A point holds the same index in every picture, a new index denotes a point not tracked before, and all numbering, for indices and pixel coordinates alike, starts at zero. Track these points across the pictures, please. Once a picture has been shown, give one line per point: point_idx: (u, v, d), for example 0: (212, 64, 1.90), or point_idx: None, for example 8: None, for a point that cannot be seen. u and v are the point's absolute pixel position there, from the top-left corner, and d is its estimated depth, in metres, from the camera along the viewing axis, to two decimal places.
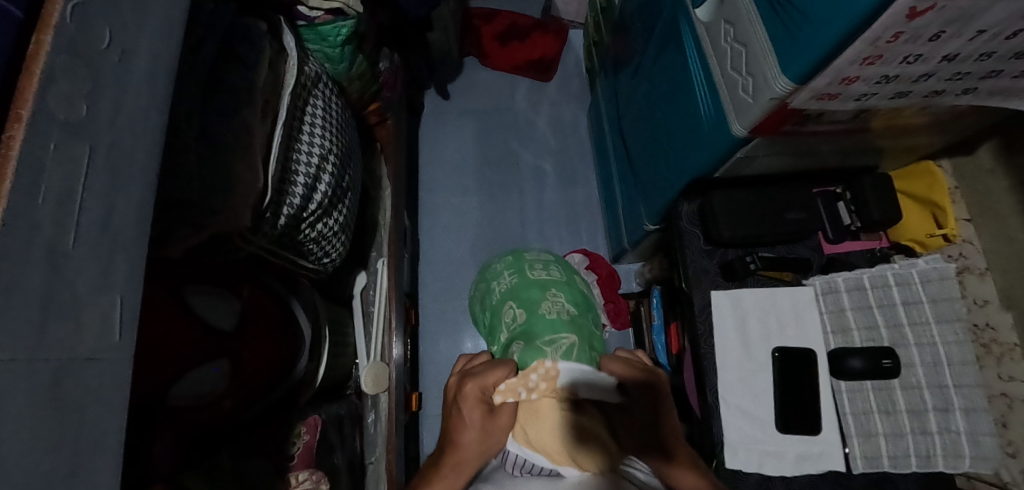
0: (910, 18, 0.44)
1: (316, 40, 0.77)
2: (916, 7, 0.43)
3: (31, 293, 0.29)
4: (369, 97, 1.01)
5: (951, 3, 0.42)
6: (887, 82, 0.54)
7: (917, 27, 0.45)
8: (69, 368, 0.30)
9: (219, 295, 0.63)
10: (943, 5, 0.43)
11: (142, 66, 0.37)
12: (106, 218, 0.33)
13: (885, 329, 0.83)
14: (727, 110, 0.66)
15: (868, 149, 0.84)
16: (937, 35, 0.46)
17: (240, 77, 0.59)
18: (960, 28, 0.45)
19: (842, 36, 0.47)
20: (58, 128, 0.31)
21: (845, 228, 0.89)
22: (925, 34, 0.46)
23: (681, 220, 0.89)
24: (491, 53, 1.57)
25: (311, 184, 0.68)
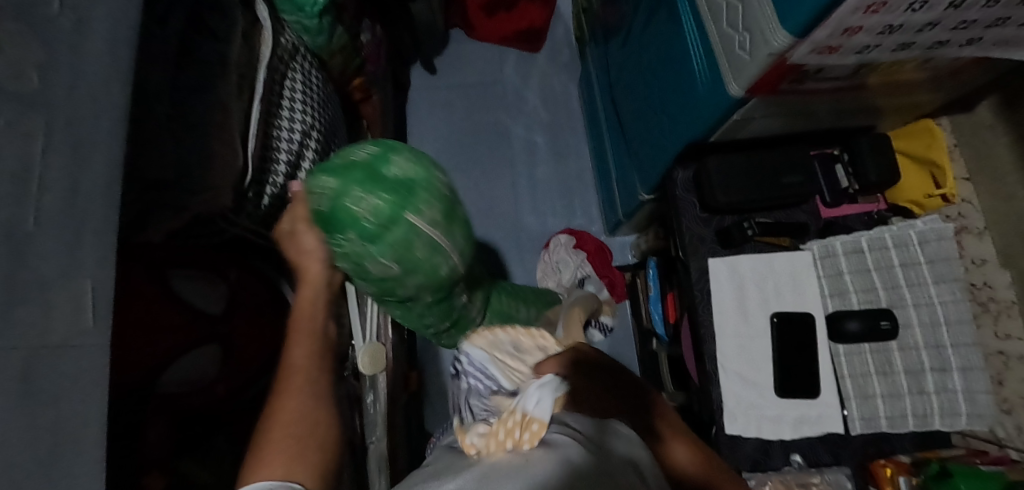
0: None
1: (291, 11, 0.73)
2: None
3: None
4: (352, 72, 0.98)
5: None
6: (889, 33, 0.52)
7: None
8: (40, 356, 0.29)
9: (208, 280, 0.62)
10: None
11: (103, 35, 0.35)
12: (69, 199, 0.31)
13: (882, 291, 0.82)
14: (723, 69, 0.64)
15: (866, 108, 0.83)
16: None
17: (211, 49, 0.56)
18: None
19: None
20: (11, 102, 0.30)
21: (843, 192, 0.88)
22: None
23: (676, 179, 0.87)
24: (477, 25, 1.49)
25: (294, 161, 0.66)
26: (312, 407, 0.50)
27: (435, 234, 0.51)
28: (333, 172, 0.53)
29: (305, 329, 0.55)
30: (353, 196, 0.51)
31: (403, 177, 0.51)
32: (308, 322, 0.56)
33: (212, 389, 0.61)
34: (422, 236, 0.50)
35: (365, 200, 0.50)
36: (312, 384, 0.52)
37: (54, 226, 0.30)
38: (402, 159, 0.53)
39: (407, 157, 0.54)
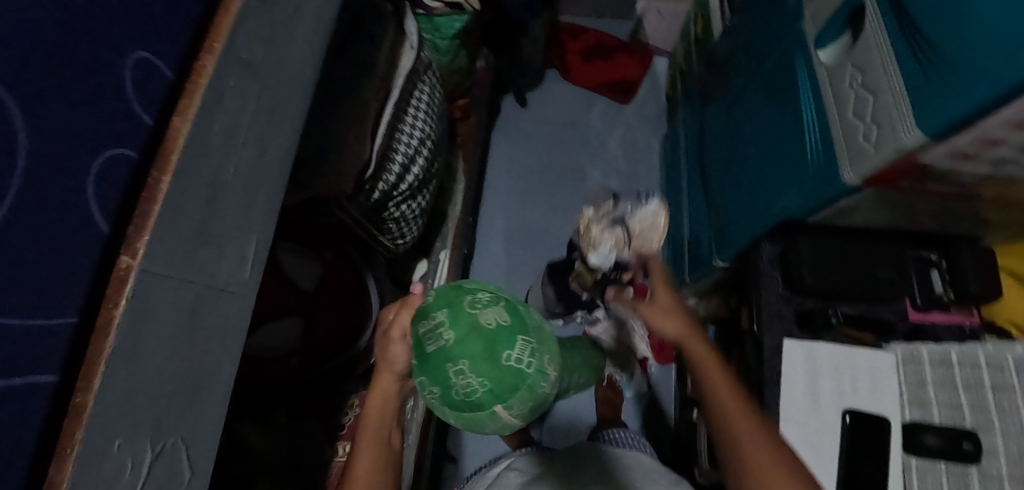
0: None
1: (430, 30, 0.79)
2: None
3: (190, 216, 0.29)
4: (460, 92, 1.02)
5: None
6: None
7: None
8: (204, 296, 0.30)
9: (304, 256, 0.65)
10: None
11: (309, 24, 0.39)
12: (255, 163, 0.34)
13: (969, 410, 0.75)
14: (840, 155, 0.64)
15: (976, 218, 0.80)
16: None
17: (365, 51, 0.61)
18: None
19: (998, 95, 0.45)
20: (237, 68, 0.31)
21: (936, 298, 0.85)
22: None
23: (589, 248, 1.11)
24: (573, 67, 1.57)
25: (406, 164, 0.69)
26: (378, 468, 0.54)
27: (513, 425, 0.38)
28: (446, 312, 0.36)
29: (382, 386, 0.50)
30: (456, 363, 0.34)
31: (535, 333, 0.38)
32: (389, 382, 0.49)
33: (285, 361, 0.63)
34: (497, 425, 0.36)
35: (463, 374, 0.34)
36: (380, 451, 0.55)
37: (239, 181, 0.33)
38: (529, 347, 0.36)
39: (533, 344, 0.36)
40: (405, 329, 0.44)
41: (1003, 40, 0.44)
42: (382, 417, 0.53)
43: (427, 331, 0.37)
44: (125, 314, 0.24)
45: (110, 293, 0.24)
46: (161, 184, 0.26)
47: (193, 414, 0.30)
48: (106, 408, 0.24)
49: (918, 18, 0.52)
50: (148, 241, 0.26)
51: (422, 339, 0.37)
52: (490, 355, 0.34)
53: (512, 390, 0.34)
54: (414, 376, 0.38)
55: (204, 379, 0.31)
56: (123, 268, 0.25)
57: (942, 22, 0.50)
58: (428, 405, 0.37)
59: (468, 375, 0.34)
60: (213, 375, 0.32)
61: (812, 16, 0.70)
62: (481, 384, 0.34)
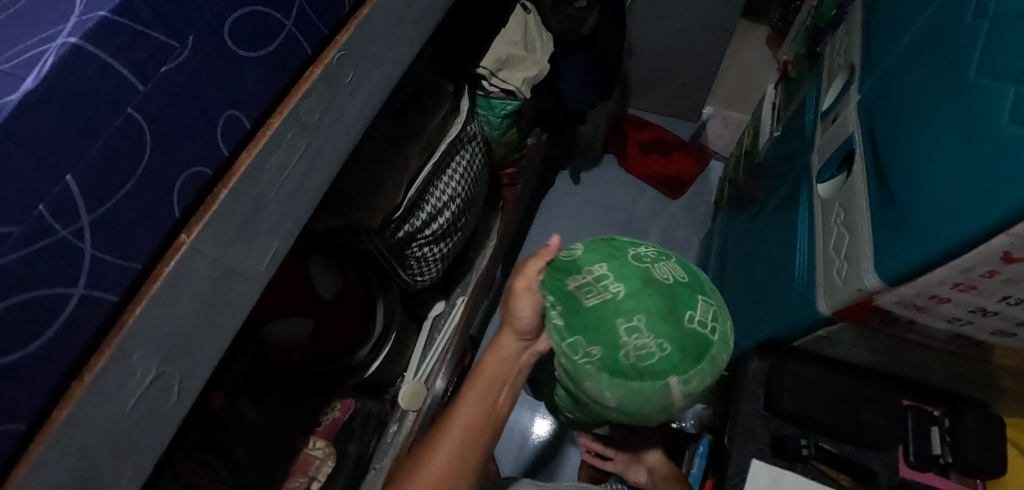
0: (1005, 261, 0.46)
1: (485, 109, 0.93)
2: (1011, 252, 0.45)
3: (234, 220, 0.41)
4: (508, 161, 1.15)
5: None
6: (982, 315, 0.54)
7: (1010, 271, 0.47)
8: (227, 278, 0.42)
9: (331, 270, 0.78)
10: None
11: (362, 100, 0.53)
12: (291, 193, 0.46)
13: None
14: (818, 286, 0.68)
15: (977, 379, 0.78)
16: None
17: (418, 121, 0.77)
18: None
19: (932, 256, 0.49)
20: (296, 127, 0.45)
21: (932, 458, 0.79)
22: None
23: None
24: (630, 157, 1.68)
25: (433, 214, 0.81)
26: (479, 423, 0.62)
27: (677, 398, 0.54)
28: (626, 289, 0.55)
29: (506, 344, 0.63)
30: (632, 320, 0.53)
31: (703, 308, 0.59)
32: (512, 339, 0.63)
33: (290, 353, 0.75)
34: (665, 395, 0.53)
35: (644, 333, 0.52)
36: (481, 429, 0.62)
37: (277, 202, 0.45)
38: (705, 318, 0.55)
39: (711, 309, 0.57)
40: (529, 282, 0.59)
41: (937, 206, 0.49)
42: (498, 377, 0.64)
43: (590, 293, 0.56)
44: (173, 270, 0.37)
45: (167, 257, 0.37)
46: (221, 192, 0.40)
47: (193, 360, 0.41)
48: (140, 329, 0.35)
49: (888, 174, 0.58)
50: (201, 229, 0.39)
51: (585, 293, 0.56)
52: (677, 316, 0.54)
53: (696, 359, 0.53)
54: (576, 337, 0.56)
55: (213, 332, 0.41)
56: (181, 242, 0.38)
57: (901, 181, 0.55)
58: (595, 366, 0.54)
59: (643, 338, 0.52)
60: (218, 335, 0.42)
61: (819, 155, 0.77)
62: (659, 347, 0.52)
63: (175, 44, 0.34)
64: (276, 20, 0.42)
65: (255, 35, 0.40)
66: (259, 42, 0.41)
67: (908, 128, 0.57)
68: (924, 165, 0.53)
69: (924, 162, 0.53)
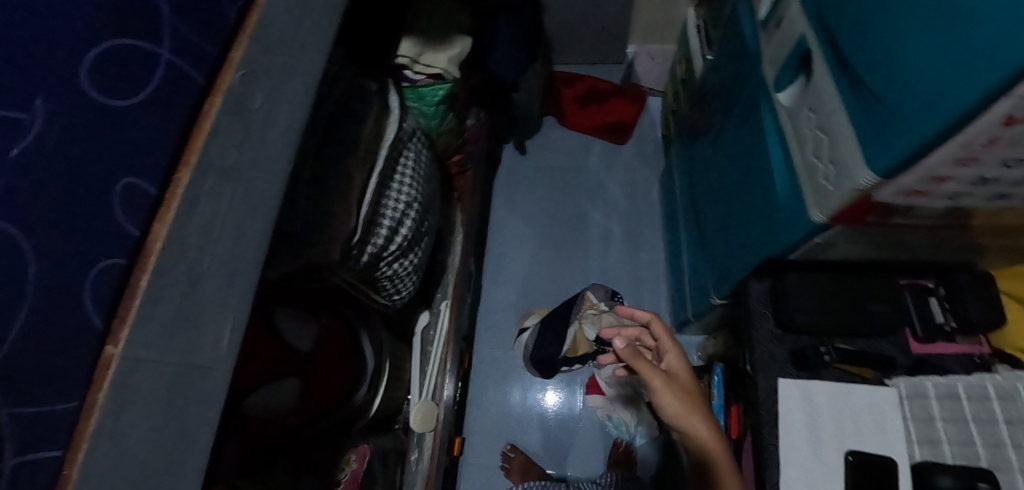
0: (955, 163, 0.46)
1: (415, 99, 0.85)
2: (960, 159, 0.46)
3: (165, 307, 0.33)
4: (454, 149, 1.09)
5: (1007, 135, 0.42)
6: (1012, 167, 0.46)
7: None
8: (187, 373, 0.35)
9: (301, 319, 0.69)
10: (978, 160, 0.46)
11: (282, 121, 0.44)
12: (235, 246, 0.39)
13: (985, 448, 0.68)
14: (807, 198, 0.63)
15: (963, 245, 0.76)
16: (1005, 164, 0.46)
17: (349, 130, 0.67)
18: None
19: (930, 138, 0.44)
20: (213, 173, 0.37)
21: (937, 327, 0.78)
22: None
23: (584, 300, 1.28)
24: (570, 114, 1.64)
25: (394, 226, 0.75)
26: None
27: None
28: None
29: None
30: None
31: None
32: None
33: (283, 420, 0.66)
34: None
35: None
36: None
37: (205, 270, 0.36)
38: None
39: None
40: None
41: (938, 74, 0.43)
42: None
43: None
44: (107, 399, 0.30)
45: (98, 379, 0.30)
46: (141, 282, 0.32)
47: (174, 476, 0.34)
48: (95, 466, 0.29)
49: (857, 66, 0.54)
50: (130, 330, 0.31)
51: None
52: None
53: None
54: None
55: (188, 442, 0.36)
56: (108, 355, 0.31)
57: (874, 66, 0.51)
58: None
59: None
60: (196, 441, 0.36)
61: (771, 63, 0.72)
62: None
63: (23, 116, 0.29)
64: (151, 52, 0.35)
65: (120, 79, 0.33)
66: (127, 85, 0.33)
67: (868, 10, 0.52)
68: (899, 45, 0.48)
69: (899, 40, 0.48)
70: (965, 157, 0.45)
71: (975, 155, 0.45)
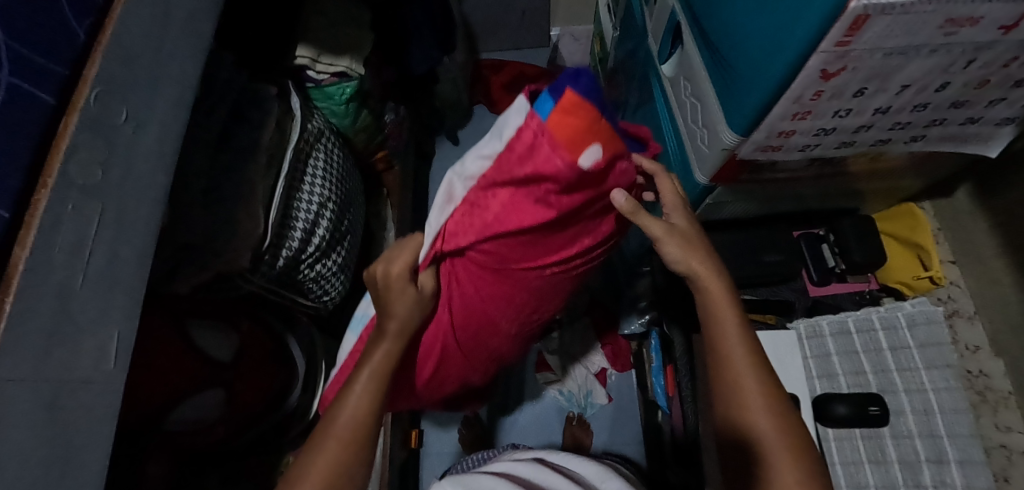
0: (797, 119, 0.54)
1: (323, 99, 0.85)
2: (797, 114, 0.53)
3: (34, 329, 0.34)
4: (375, 146, 1.09)
5: (829, 87, 0.49)
6: (844, 117, 0.54)
7: (857, 58, 0.46)
8: (68, 390, 0.36)
9: (220, 329, 0.69)
10: (813, 113, 0.53)
11: (153, 133, 0.44)
12: (111, 262, 0.40)
13: (872, 375, 0.82)
14: (692, 162, 0.69)
15: (846, 192, 0.86)
16: (844, 112, 0.54)
17: (249, 135, 0.67)
18: (861, 105, 0.53)
19: (769, 94, 0.50)
20: (75, 191, 0.37)
21: (829, 270, 0.90)
22: (925, 22, 0.42)
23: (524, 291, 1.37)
24: (499, 101, 1.66)
25: (309, 228, 0.75)
26: None
27: None
28: None
29: None
30: None
31: None
32: None
33: (212, 430, 0.67)
34: None
35: None
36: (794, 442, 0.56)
37: (76, 286, 0.37)
38: None
39: None
40: None
41: (765, 41, 0.49)
42: None
43: None
44: None
45: None
46: (3, 309, 0.33)
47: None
48: None
49: (712, 37, 0.58)
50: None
51: None
52: None
53: None
54: None
55: (81, 457, 0.37)
56: None
57: (725, 37, 0.55)
58: None
59: None
60: (87, 454, 0.37)
61: (654, 38, 0.76)
62: None
63: None
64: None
65: None
66: None
67: None
68: (739, 15, 0.52)
69: (737, 13, 0.53)
70: (803, 112, 0.52)
71: (811, 109, 0.52)
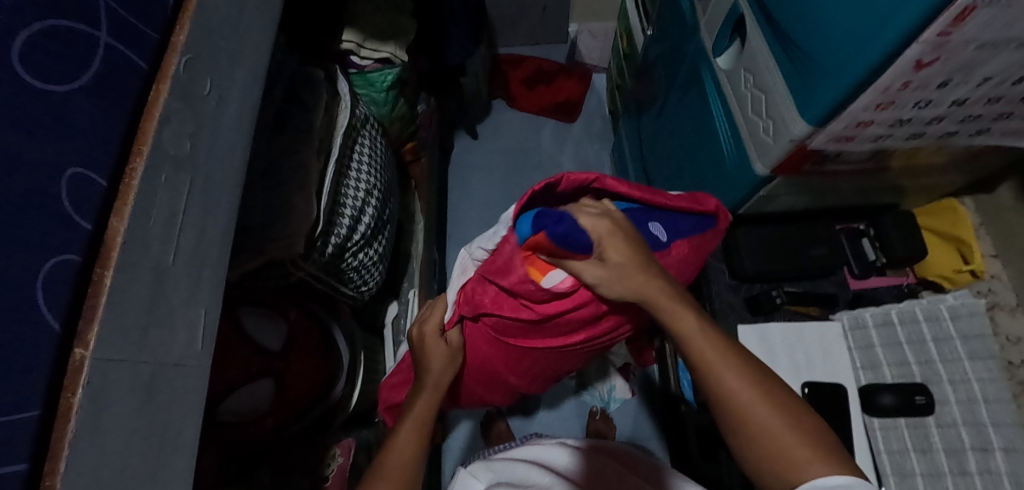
0: (877, 109, 0.54)
1: (364, 86, 0.82)
2: (880, 105, 0.53)
3: (136, 303, 0.32)
4: (407, 137, 1.08)
5: (919, 78, 0.49)
6: (922, 108, 0.54)
7: (953, 49, 0.45)
8: (163, 371, 0.34)
9: (269, 318, 0.67)
10: (896, 104, 0.53)
11: (233, 108, 0.43)
12: (199, 238, 0.38)
13: (916, 365, 0.82)
14: (750, 153, 0.68)
15: (890, 187, 0.86)
16: (922, 103, 0.53)
17: (300, 118, 0.66)
18: (941, 97, 0.53)
19: (859, 79, 0.49)
20: (168, 162, 0.36)
21: (870, 264, 0.89)
22: None
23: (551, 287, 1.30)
24: (518, 96, 1.65)
25: (356, 216, 0.74)
26: None
27: None
28: None
29: None
30: None
31: None
32: None
33: (262, 422, 0.65)
34: None
35: None
36: (801, 410, 0.50)
37: (171, 261, 0.35)
38: None
39: None
40: None
41: (853, 27, 0.48)
42: None
43: None
44: (84, 398, 0.28)
45: (69, 384, 0.28)
46: (105, 279, 0.31)
47: (161, 474, 0.34)
48: (82, 472, 0.28)
49: (783, 24, 0.58)
50: (98, 327, 0.30)
51: None
52: None
53: None
54: None
55: (174, 442, 0.35)
56: (78, 359, 0.29)
57: (800, 24, 0.55)
58: None
59: None
60: (180, 438, 0.35)
61: (707, 29, 0.75)
62: None
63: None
64: (88, 36, 0.33)
65: (60, 62, 0.31)
66: (67, 69, 0.31)
67: None
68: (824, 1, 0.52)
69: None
70: (886, 101, 0.52)
71: (895, 100, 0.52)
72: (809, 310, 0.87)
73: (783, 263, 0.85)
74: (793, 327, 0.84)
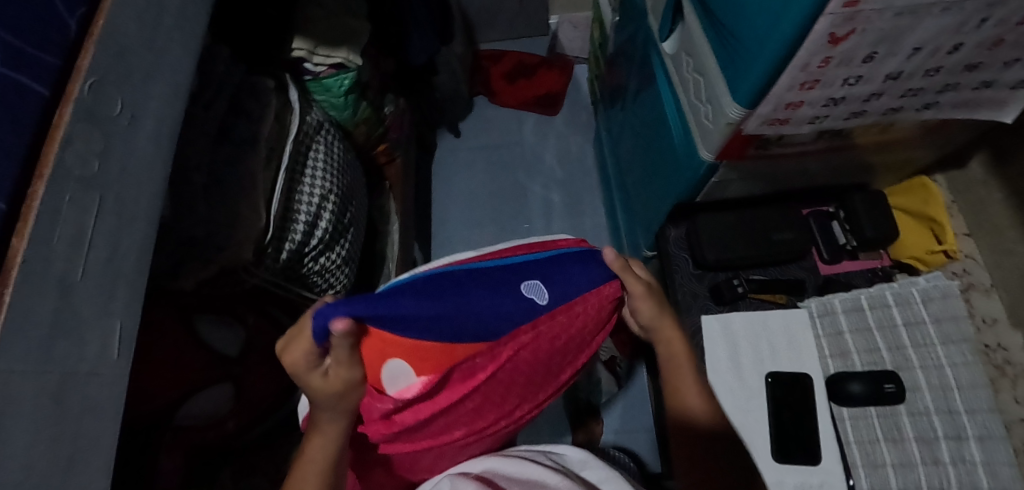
0: (802, 88, 0.53)
1: (322, 92, 0.84)
2: (804, 83, 0.52)
3: (40, 318, 0.34)
4: (376, 139, 1.09)
5: (836, 54, 0.48)
6: (853, 84, 0.54)
7: (866, 20, 0.44)
8: (73, 382, 0.36)
9: (226, 324, 0.69)
10: (823, 81, 0.53)
11: (151, 125, 0.44)
12: (112, 253, 0.40)
13: (886, 352, 0.80)
14: (695, 139, 0.68)
15: (855, 167, 0.85)
16: (851, 79, 0.53)
17: (246, 128, 0.67)
18: (869, 71, 0.52)
19: (777, 58, 0.49)
20: (72, 182, 0.37)
21: (840, 247, 0.88)
22: None
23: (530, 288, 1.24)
24: (499, 91, 1.65)
25: (311, 221, 0.75)
26: None
27: None
28: None
29: None
30: None
31: None
32: None
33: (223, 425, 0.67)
34: None
35: None
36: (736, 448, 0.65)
37: (76, 276, 0.37)
38: None
39: None
40: None
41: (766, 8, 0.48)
42: None
43: None
44: None
45: None
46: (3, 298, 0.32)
47: (76, 480, 0.35)
48: None
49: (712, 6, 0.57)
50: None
51: None
52: None
53: None
54: None
55: (90, 450, 0.37)
56: None
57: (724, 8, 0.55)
58: None
59: None
60: (95, 446, 0.37)
61: (653, 16, 0.75)
62: None
63: None
64: None
65: None
66: None
67: None
68: None
69: None
70: (810, 80, 0.52)
71: (818, 78, 0.52)
72: (774, 299, 0.86)
73: (743, 249, 0.84)
74: (755, 315, 0.84)
